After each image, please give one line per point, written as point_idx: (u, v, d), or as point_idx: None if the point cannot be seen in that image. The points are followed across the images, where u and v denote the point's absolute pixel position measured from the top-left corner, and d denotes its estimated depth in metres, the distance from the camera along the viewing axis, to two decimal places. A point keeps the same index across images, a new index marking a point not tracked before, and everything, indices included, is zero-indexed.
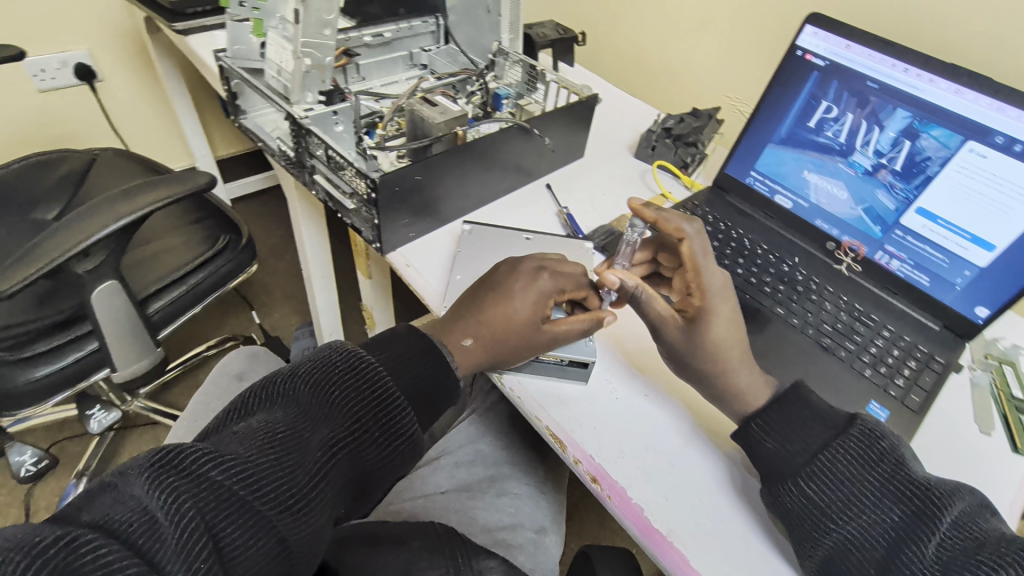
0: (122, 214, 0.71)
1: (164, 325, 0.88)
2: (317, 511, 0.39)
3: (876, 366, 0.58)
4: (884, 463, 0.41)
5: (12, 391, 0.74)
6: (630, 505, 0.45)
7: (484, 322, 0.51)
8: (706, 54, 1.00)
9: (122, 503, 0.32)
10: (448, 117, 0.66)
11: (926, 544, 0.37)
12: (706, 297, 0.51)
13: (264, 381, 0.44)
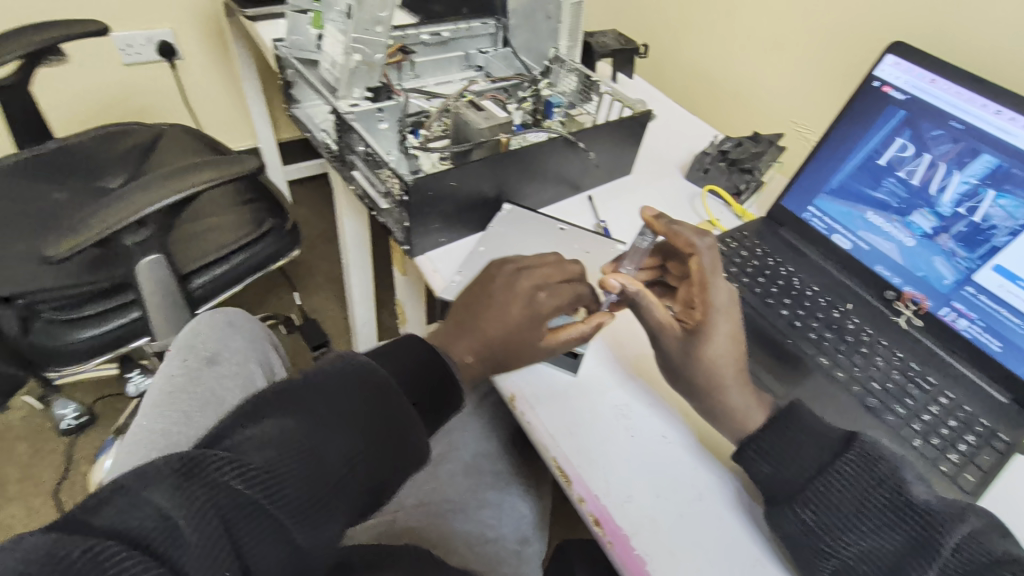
0: (173, 191, 0.74)
1: (204, 299, 0.92)
2: (335, 516, 0.39)
3: (927, 437, 0.52)
4: (884, 484, 0.40)
5: (59, 349, 0.80)
6: (632, 556, 0.42)
7: (485, 330, 0.51)
8: (775, 76, 0.95)
9: (137, 516, 0.31)
10: (493, 122, 0.64)
11: (928, 570, 0.37)
12: (709, 313, 0.49)
13: (277, 376, 0.42)
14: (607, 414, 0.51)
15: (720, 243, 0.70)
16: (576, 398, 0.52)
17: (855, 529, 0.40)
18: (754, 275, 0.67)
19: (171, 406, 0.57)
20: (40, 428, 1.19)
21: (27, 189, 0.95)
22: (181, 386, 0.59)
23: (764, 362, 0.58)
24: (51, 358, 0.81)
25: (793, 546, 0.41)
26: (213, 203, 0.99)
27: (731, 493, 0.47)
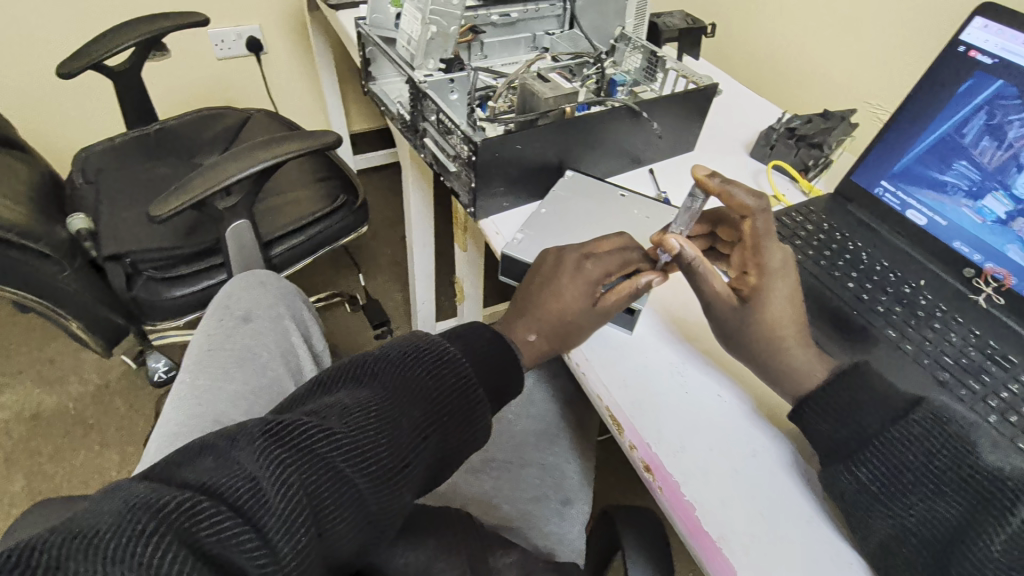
0: (258, 160, 0.80)
1: (283, 267, 1.00)
2: (406, 489, 0.39)
3: (1004, 414, 0.50)
4: (948, 449, 0.38)
5: (157, 305, 0.89)
6: (681, 501, 0.43)
7: (542, 313, 0.51)
8: (849, 53, 0.91)
9: (228, 474, 0.33)
10: (558, 93, 0.65)
11: (998, 536, 0.34)
12: (763, 276, 0.48)
13: (350, 361, 0.44)
14: (660, 370, 0.52)
15: (785, 216, 0.69)
16: (631, 351, 0.53)
17: (912, 493, 0.38)
18: (820, 249, 0.65)
19: (209, 360, 0.63)
20: (135, 384, 1.32)
21: (135, 164, 1.06)
22: (218, 342, 0.65)
23: (826, 332, 0.57)
24: (151, 313, 0.90)
25: (844, 503, 0.41)
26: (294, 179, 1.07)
27: (787, 452, 0.47)
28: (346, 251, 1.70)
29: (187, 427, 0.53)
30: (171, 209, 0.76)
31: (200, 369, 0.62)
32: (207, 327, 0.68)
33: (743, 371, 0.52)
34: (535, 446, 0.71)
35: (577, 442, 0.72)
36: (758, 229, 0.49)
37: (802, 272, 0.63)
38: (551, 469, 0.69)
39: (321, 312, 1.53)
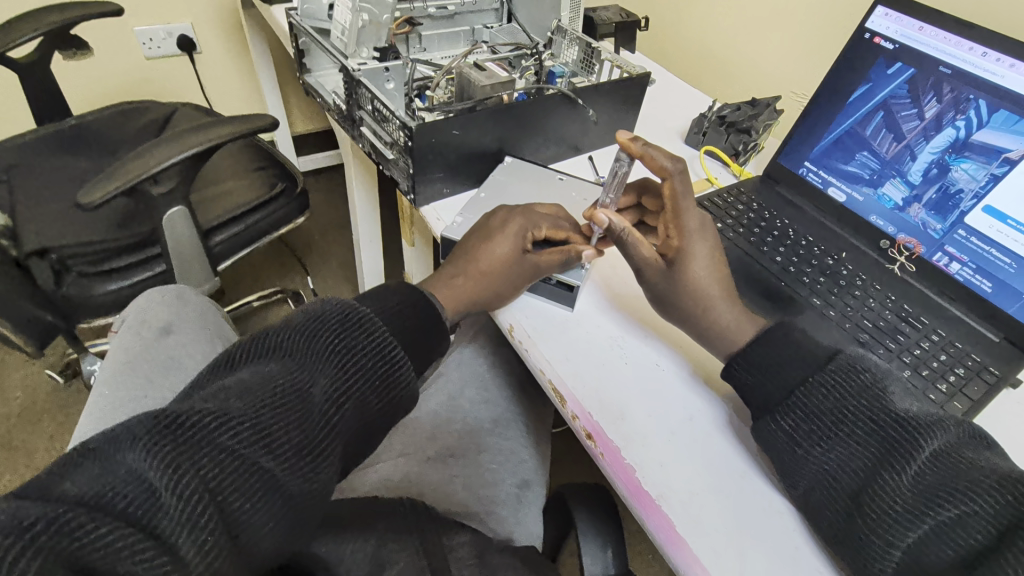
0: (197, 142, 0.78)
1: (223, 258, 0.96)
2: (324, 462, 0.39)
3: (916, 368, 0.54)
4: (865, 394, 0.41)
5: (88, 301, 0.84)
6: (623, 465, 0.45)
7: (472, 266, 0.55)
8: (770, 44, 0.97)
9: (111, 480, 0.31)
10: (495, 81, 0.67)
11: (903, 474, 0.37)
12: (682, 237, 0.52)
13: (251, 341, 0.43)
14: (601, 343, 0.54)
15: (717, 197, 0.72)
16: (574, 328, 0.55)
17: (831, 438, 0.41)
18: (749, 228, 0.69)
19: (129, 373, 0.62)
20: (65, 401, 1.25)
21: (55, 164, 1.00)
22: (138, 353, 0.64)
23: (756, 302, 0.60)
24: (80, 311, 0.84)
25: (772, 454, 0.44)
26: (228, 168, 1.04)
27: (722, 413, 0.49)
28: (293, 255, 1.65)
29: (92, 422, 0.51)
30: (104, 195, 0.71)
31: (118, 383, 0.61)
32: (125, 340, 0.66)
33: (679, 338, 0.55)
34: None
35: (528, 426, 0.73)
36: (677, 191, 0.52)
37: (734, 248, 0.66)
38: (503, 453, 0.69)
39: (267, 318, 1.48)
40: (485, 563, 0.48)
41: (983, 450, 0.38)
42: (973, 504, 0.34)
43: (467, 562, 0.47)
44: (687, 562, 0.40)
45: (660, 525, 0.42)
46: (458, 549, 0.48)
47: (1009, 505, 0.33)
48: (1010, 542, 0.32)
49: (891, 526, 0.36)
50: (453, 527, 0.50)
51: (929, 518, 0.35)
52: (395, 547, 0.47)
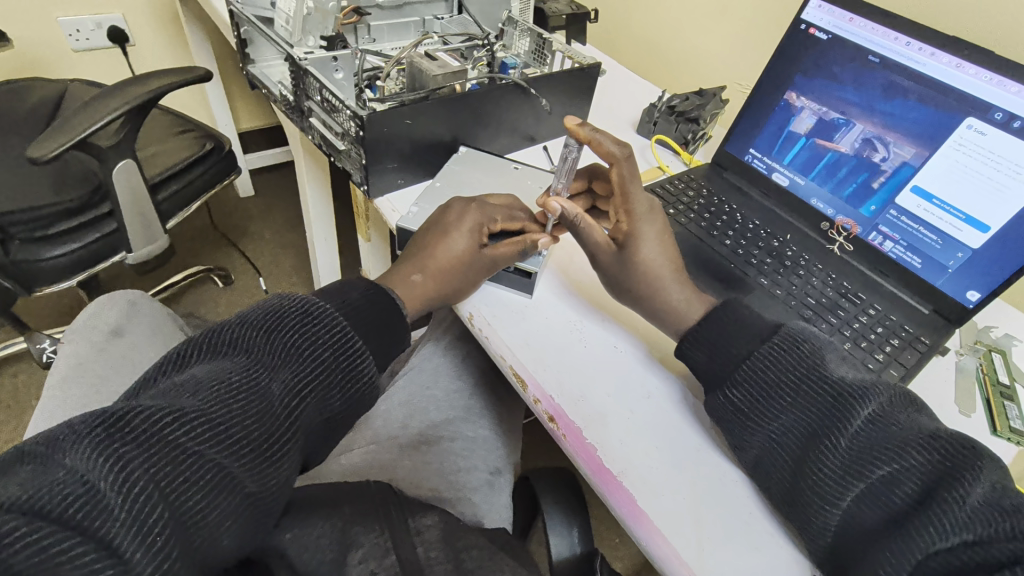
0: (137, 96, 0.85)
1: (169, 216, 1.03)
2: (282, 459, 0.39)
3: (856, 341, 0.57)
4: (804, 363, 0.43)
5: (42, 266, 0.87)
6: (584, 445, 0.45)
7: (427, 258, 0.55)
8: (715, 36, 1.00)
9: (45, 484, 0.29)
10: (445, 70, 0.65)
11: (841, 438, 0.39)
12: (632, 221, 0.53)
13: (204, 336, 0.42)
14: (560, 328, 0.54)
15: (668, 183, 0.74)
16: (532, 314, 0.55)
17: (776, 405, 0.43)
18: (700, 213, 0.71)
19: (82, 375, 0.64)
20: None
21: None
22: (90, 358, 0.66)
23: (708, 283, 0.62)
24: (34, 275, 0.88)
25: (721, 423, 0.46)
26: (154, 136, 1.09)
27: (678, 390, 0.51)
28: (243, 257, 1.59)
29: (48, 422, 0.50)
30: (54, 148, 0.77)
31: (71, 384, 0.63)
32: (74, 346, 0.67)
33: (634, 320, 0.56)
34: None
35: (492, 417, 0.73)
36: (625, 175, 0.53)
37: (685, 233, 0.68)
38: None
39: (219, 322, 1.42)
40: (452, 545, 0.47)
41: (914, 411, 0.41)
42: (904, 461, 0.37)
43: (434, 545, 0.46)
44: (650, 533, 0.41)
45: (622, 501, 0.43)
46: (426, 532, 0.47)
47: (935, 461, 0.36)
48: (937, 494, 0.35)
49: (830, 485, 0.38)
50: (418, 510, 0.49)
51: (865, 477, 0.37)
52: (362, 529, 0.45)
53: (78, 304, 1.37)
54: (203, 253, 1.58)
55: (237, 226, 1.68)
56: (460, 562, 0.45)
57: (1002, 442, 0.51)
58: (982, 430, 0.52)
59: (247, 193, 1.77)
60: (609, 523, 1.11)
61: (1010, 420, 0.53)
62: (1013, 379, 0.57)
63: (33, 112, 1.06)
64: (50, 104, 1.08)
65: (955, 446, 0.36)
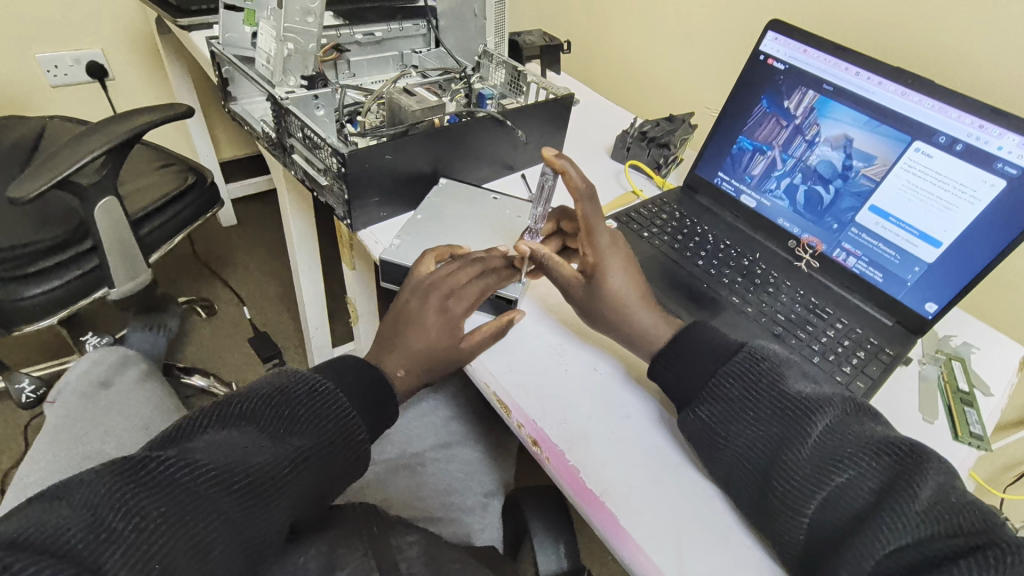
0: (117, 134, 0.86)
1: (152, 250, 1.03)
2: (272, 507, 0.42)
3: (825, 354, 0.59)
4: (766, 377, 0.46)
5: (21, 306, 0.87)
6: (567, 467, 0.47)
7: (409, 352, 0.55)
8: (682, 62, 1.05)
9: (65, 519, 0.34)
10: (424, 106, 0.69)
11: (801, 448, 0.42)
12: (598, 256, 0.56)
13: (212, 403, 0.47)
14: (542, 354, 0.56)
15: (642, 207, 0.77)
16: (515, 340, 0.58)
17: (742, 421, 0.45)
18: (673, 235, 0.74)
19: (71, 423, 0.71)
20: None
21: None
22: (80, 407, 0.73)
23: (683, 303, 0.64)
24: (12, 316, 0.87)
25: (695, 441, 0.47)
26: (134, 171, 1.10)
27: (656, 408, 0.53)
28: (226, 286, 1.59)
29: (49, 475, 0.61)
30: (34, 189, 0.78)
31: (61, 430, 0.69)
32: (67, 399, 0.74)
33: (610, 341, 0.58)
34: None
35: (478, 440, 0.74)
36: (588, 212, 0.56)
37: (659, 255, 0.70)
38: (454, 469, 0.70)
39: (200, 353, 1.41)
40: (436, 559, 0.46)
41: (868, 419, 0.44)
42: (857, 469, 0.39)
43: (416, 559, 0.45)
44: (632, 551, 0.42)
45: (606, 520, 0.44)
46: (407, 548, 0.46)
47: (884, 467, 0.39)
48: (889, 497, 0.37)
49: (792, 494, 0.40)
50: (400, 528, 0.49)
51: (825, 485, 0.40)
52: (343, 551, 0.44)
53: (57, 340, 1.36)
54: (185, 284, 1.58)
55: (219, 256, 1.68)
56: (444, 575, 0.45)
57: (963, 447, 0.54)
58: (944, 436, 0.55)
59: (229, 223, 1.77)
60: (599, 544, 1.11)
61: (970, 425, 0.56)
62: (971, 385, 0.60)
63: (11, 150, 1.06)
64: (29, 142, 1.08)
65: (903, 452, 0.39)
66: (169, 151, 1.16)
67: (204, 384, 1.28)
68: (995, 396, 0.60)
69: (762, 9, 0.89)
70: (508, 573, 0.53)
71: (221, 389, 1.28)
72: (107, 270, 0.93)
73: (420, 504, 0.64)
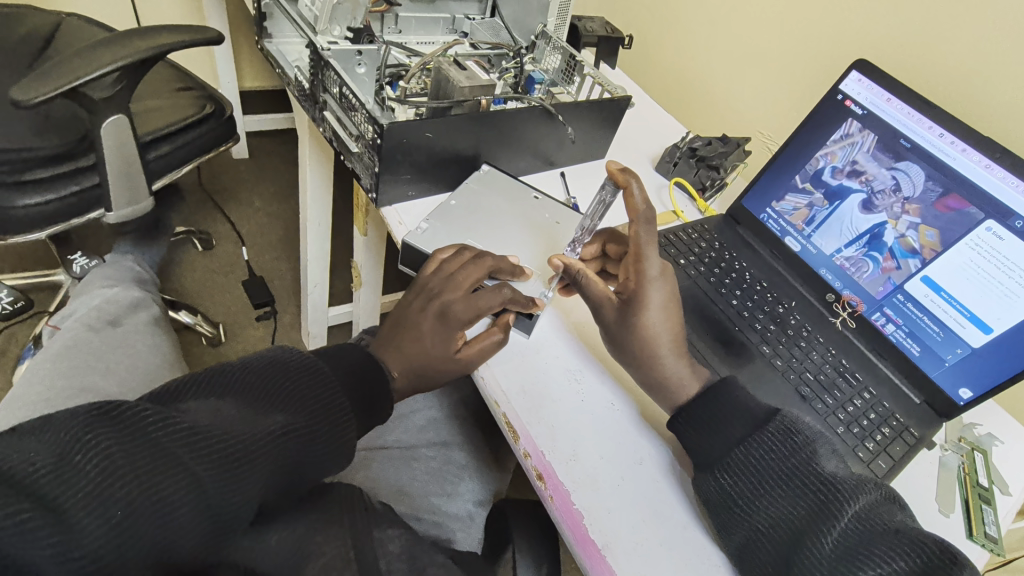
0: (137, 49, 0.79)
1: (157, 177, 0.98)
2: (252, 481, 0.38)
3: (849, 426, 0.56)
4: (795, 456, 0.43)
5: (10, 214, 0.82)
6: (571, 510, 0.44)
7: (403, 356, 0.52)
8: (745, 82, 1.00)
9: (27, 453, 0.31)
10: (474, 83, 0.63)
11: (826, 538, 0.39)
12: (641, 283, 0.52)
13: (208, 370, 0.44)
14: (558, 378, 0.53)
15: (682, 230, 0.73)
16: (532, 357, 0.54)
17: (766, 495, 0.43)
18: (710, 267, 0.70)
19: (73, 352, 0.66)
20: None
21: None
22: (84, 338, 0.68)
23: (711, 344, 0.61)
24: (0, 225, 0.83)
25: (712, 510, 0.45)
26: (151, 90, 1.04)
27: (668, 457, 0.50)
28: (228, 221, 1.54)
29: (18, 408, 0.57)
30: (39, 95, 0.72)
31: (63, 358, 0.65)
32: (72, 329, 0.70)
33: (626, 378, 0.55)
34: (427, 447, 0.69)
35: (471, 441, 0.72)
36: (642, 237, 0.53)
37: (692, 286, 0.67)
38: (444, 469, 0.68)
39: (191, 288, 1.37)
40: (418, 562, 0.43)
41: (896, 510, 0.42)
42: (888, 565, 0.37)
43: (397, 559, 0.42)
44: None
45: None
46: (389, 545, 0.43)
47: (915, 566, 0.37)
48: None
49: None
50: (384, 522, 0.46)
51: None
52: (321, 538, 0.40)
53: (43, 248, 1.31)
54: (186, 212, 1.52)
55: (225, 188, 1.62)
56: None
57: (977, 547, 0.52)
58: (958, 532, 0.53)
59: (239, 156, 1.71)
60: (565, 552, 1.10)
61: (987, 525, 0.53)
62: (991, 482, 0.58)
63: (19, 44, 0.98)
64: (42, 39, 1.00)
65: (935, 552, 0.37)
66: (189, 74, 1.09)
67: (190, 322, 1.22)
68: (1012, 496, 0.58)
69: (845, 41, 0.84)
70: None
71: (207, 328, 1.24)
72: (107, 191, 0.88)
73: (408, 500, 0.63)
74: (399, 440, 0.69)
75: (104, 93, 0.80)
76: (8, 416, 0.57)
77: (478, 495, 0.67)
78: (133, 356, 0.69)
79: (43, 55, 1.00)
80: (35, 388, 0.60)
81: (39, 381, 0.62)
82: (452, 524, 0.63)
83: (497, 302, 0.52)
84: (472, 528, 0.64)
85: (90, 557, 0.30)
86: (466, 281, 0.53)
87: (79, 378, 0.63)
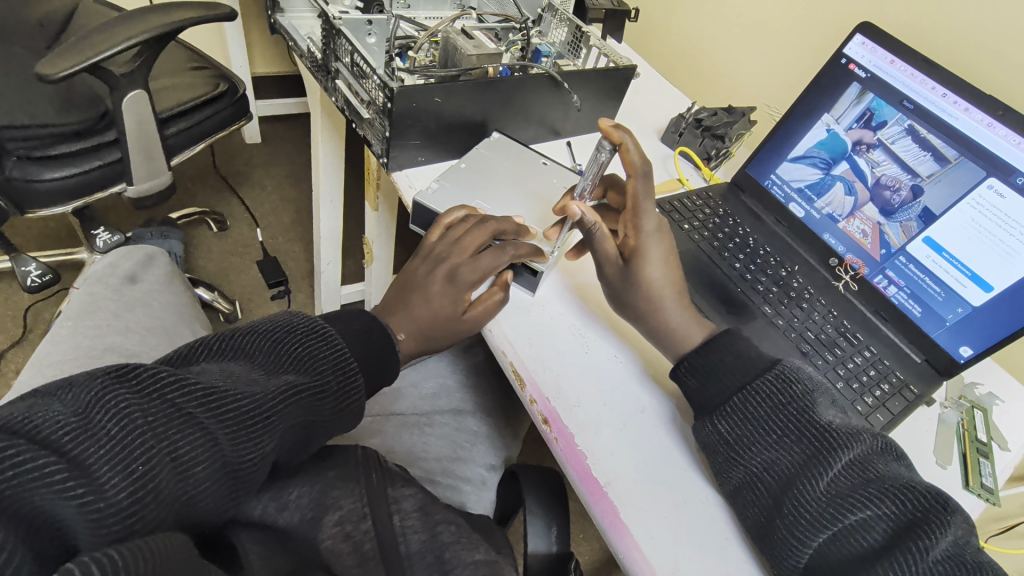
0: (155, 25, 0.82)
1: (174, 154, 1.01)
2: (265, 439, 0.38)
3: (849, 381, 0.58)
4: (794, 405, 0.44)
5: (38, 189, 0.85)
6: (575, 452, 0.47)
7: (412, 318, 0.54)
8: (750, 53, 1.00)
9: (45, 412, 0.29)
10: (482, 51, 0.64)
11: (821, 481, 0.41)
12: (640, 238, 0.54)
13: (215, 335, 0.43)
14: (562, 334, 0.55)
15: (686, 198, 0.74)
16: (537, 312, 0.57)
17: (762, 441, 0.44)
18: (713, 232, 0.71)
19: (96, 310, 0.69)
20: None
21: None
22: (108, 295, 0.72)
23: (715, 305, 0.63)
24: (29, 199, 0.86)
25: (709, 453, 0.47)
26: (167, 69, 1.06)
27: (668, 407, 0.52)
28: (242, 204, 1.57)
29: (53, 365, 0.61)
30: (65, 70, 0.74)
31: (88, 316, 0.68)
32: (91, 286, 0.73)
33: (626, 331, 0.57)
34: (440, 413, 0.71)
35: (482, 407, 0.73)
36: (639, 191, 0.54)
37: (697, 250, 0.68)
38: (458, 434, 0.69)
39: (209, 268, 1.40)
40: (429, 516, 0.46)
41: (891, 460, 0.43)
42: (876, 509, 0.38)
43: (410, 515, 0.45)
44: (628, 547, 0.43)
45: (605, 511, 0.44)
46: (403, 501, 0.46)
47: (905, 510, 0.38)
48: (901, 543, 0.37)
49: (801, 527, 0.40)
50: (398, 480, 0.48)
51: (838, 521, 0.39)
52: (340, 493, 0.44)
53: (67, 229, 1.35)
54: (201, 195, 1.56)
55: (240, 172, 1.65)
56: (436, 535, 0.44)
57: (972, 497, 0.53)
58: (955, 483, 0.54)
59: (253, 140, 1.74)
60: (582, 529, 1.11)
61: (982, 476, 0.55)
62: (990, 437, 0.59)
63: (39, 27, 1.01)
64: (59, 20, 1.03)
65: (926, 499, 0.38)
66: (205, 54, 1.11)
67: (208, 298, 1.25)
68: (1011, 452, 0.60)
69: (854, 7, 0.84)
70: (500, 547, 0.53)
71: (225, 306, 1.27)
72: (129, 166, 0.91)
73: (421, 463, 0.65)
74: (414, 406, 0.71)
75: (125, 69, 0.82)
76: (40, 373, 0.60)
77: (490, 459, 0.69)
78: (154, 321, 0.72)
79: (62, 37, 1.02)
80: (67, 349, 0.63)
81: (65, 341, 0.64)
82: (467, 485, 0.65)
83: (504, 261, 0.53)
84: (483, 492, 0.66)
85: (118, 511, 0.29)
86: (471, 245, 0.54)
87: (106, 340, 0.65)
